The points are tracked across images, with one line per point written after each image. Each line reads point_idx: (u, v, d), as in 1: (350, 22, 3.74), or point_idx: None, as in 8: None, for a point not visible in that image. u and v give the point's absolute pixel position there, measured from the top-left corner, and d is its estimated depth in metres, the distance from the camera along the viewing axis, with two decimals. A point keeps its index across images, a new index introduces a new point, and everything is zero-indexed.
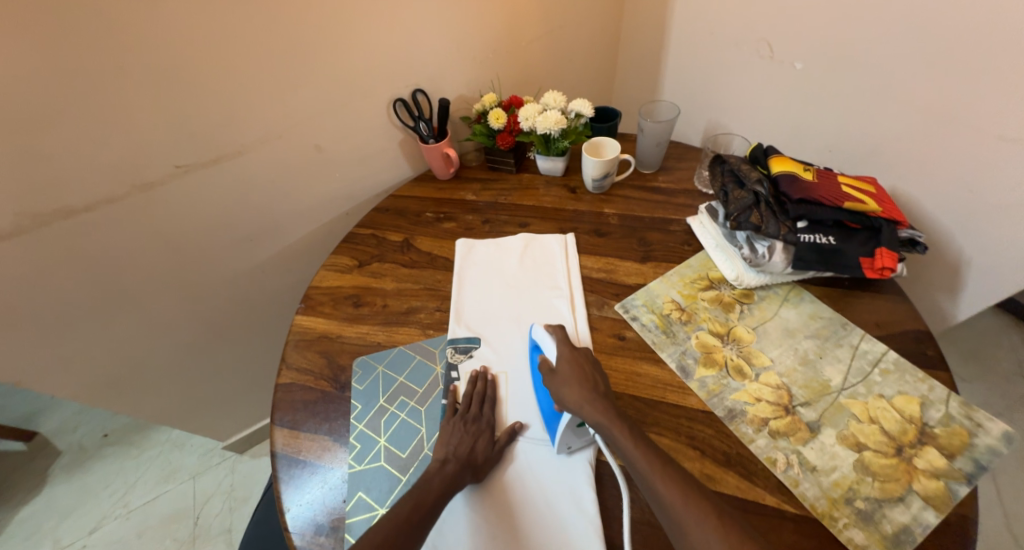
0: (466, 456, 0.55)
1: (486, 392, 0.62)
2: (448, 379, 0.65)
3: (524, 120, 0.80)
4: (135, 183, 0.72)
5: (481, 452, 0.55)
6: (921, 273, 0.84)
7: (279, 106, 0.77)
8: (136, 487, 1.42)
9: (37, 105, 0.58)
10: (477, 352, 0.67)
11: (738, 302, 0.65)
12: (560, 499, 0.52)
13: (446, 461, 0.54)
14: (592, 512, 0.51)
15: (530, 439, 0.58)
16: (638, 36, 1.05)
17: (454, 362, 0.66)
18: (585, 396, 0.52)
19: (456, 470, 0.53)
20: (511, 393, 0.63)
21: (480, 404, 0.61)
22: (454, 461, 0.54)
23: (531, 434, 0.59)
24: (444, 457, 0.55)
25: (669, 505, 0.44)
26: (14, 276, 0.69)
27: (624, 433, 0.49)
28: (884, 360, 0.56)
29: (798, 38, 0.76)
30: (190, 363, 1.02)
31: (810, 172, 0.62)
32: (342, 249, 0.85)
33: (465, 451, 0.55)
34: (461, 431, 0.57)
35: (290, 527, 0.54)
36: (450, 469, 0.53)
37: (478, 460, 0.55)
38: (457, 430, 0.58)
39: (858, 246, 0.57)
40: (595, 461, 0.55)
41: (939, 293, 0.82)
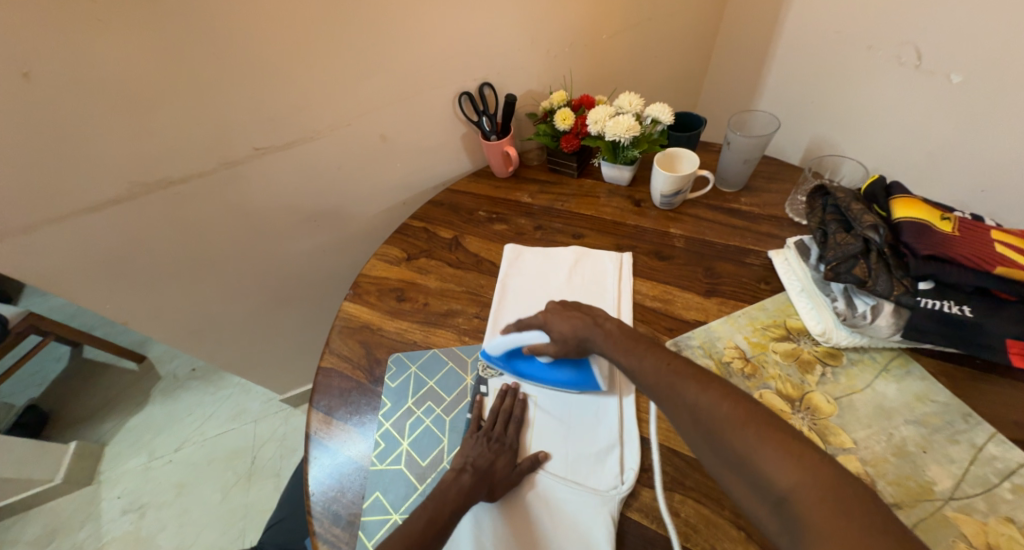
0: (484, 471, 0.51)
1: (513, 412, 0.58)
2: (476, 392, 0.61)
3: (593, 123, 0.73)
4: (221, 161, 0.76)
5: (498, 469, 0.52)
6: None
7: (350, 96, 0.77)
8: (211, 419, 1.58)
9: (142, 87, 0.63)
10: (509, 370, 0.63)
11: (821, 361, 0.54)
12: None
13: (463, 471, 0.51)
14: None
15: (550, 475, 0.52)
16: (738, 32, 0.92)
17: (483, 377, 0.63)
18: (580, 328, 0.57)
19: (472, 481, 0.50)
20: (538, 418, 0.58)
21: (506, 424, 0.57)
22: (469, 472, 0.51)
23: (552, 469, 0.53)
24: (459, 470, 0.52)
25: (655, 389, 0.45)
26: (117, 236, 0.76)
27: (615, 343, 0.53)
28: (1020, 475, 0.43)
29: (954, 42, 0.61)
30: (256, 325, 1.09)
31: (949, 222, 0.47)
32: (394, 239, 0.84)
33: (485, 462, 0.52)
34: (482, 447, 0.54)
35: (312, 511, 0.54)
36: (466, 479, 0.50)
37: (494, 479, 0.51)
38: (479, 445, 0.54)
39: (1005, 325, 0.43)
40: (619, 515, 0.49)
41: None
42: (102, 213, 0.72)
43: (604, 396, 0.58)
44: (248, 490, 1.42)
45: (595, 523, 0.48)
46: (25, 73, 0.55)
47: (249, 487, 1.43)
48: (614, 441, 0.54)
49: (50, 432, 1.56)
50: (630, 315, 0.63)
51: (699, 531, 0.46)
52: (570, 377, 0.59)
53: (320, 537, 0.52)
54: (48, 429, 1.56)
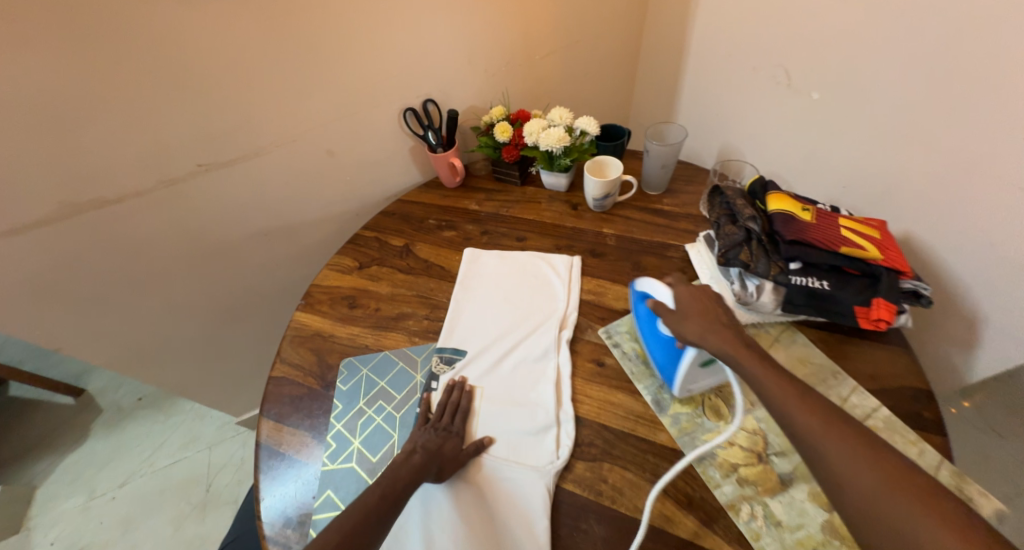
0: (435, 452, 0.54)
1: (460, 402, 0.61)
2: (426, 388, 0.64)
3: (528, 135, 0.80)
4: (161, 179, 0.76)
5: (448, 450, 0.55)
6: (926, 320, 0.72)
7: (292, 114, 0.79)
8: (161, 449, 1.44)
9: (77, 108, 0.63)
10: (460, 364, 0.66)
11: None
12: (516, 521, 0.50)
13: (412, 452, 0.54)
14: (542, 541, 0.49)
15: (493, 457, 0.56)
16: (655, 52, 1.03)
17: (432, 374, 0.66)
18: (706, 327, 0.51)
19: (421, 461, 0.53)
20: (483, 406, 0.61)
21: (452, 414, 0.60)
22: (421, 453, 0.54)
23: (495, 452, 0.56)
24: (413, 452, 0.54)
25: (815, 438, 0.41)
26: (51, 257, 0.74)
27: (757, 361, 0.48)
28: (874, 417, 0.52)
29: (812, 67, 0.72)
30: (208, 345, 1.06)
31: (809, 212, 0.58)
32: (346, 250, 0.87)
33: (436, 445, 0.55)
34: (432, 433, 0.57)
35: (264, 517, 0.55)
36: (416, 459, 0.53)
37: (444, 458, 0.54)
38: (429, 432, 0.57)
39: (853, 294, 0.53)
40: (554, 487, 0.53)
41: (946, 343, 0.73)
42: (33, 234, 0.70)
43: (542, 381, 0.62)
44: (202, 520, 1.29)
45: (533, 493, 0.52)
46: None
47: (204, 517, 1.30)
48: (552, 421, 0.58)
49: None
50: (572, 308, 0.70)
51: (624, 492, 0.51)
52: (659, 359, 0.57)
53: (271, 540, 0.54)
54: None
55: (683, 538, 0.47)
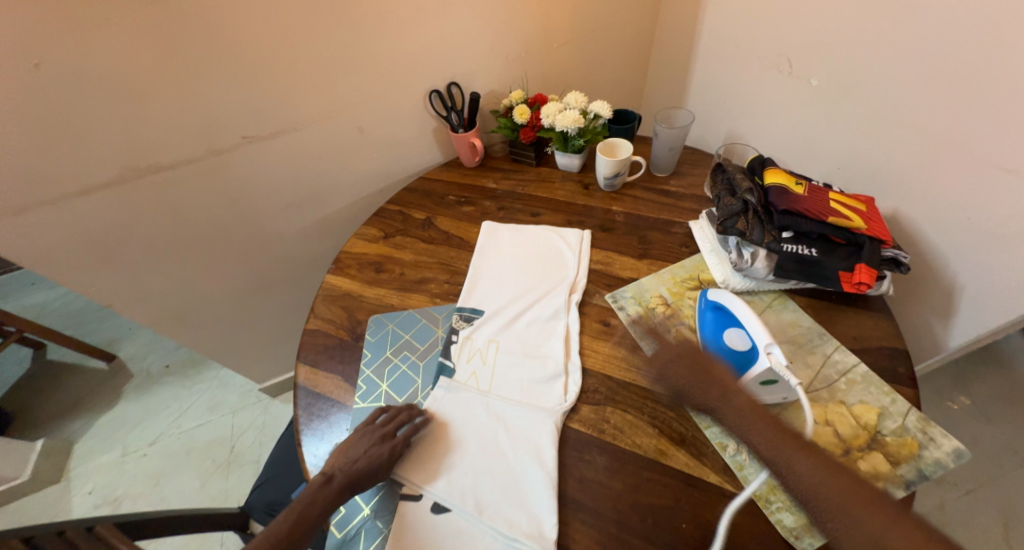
0: (354, 471, 0.53)
1: (399, 416, 0.59)
2: (448, 341, 0.70)
3: (545, 117, 0.86)
4: (209, 149, 0.83)
5: (366, 472, 0.53)
6: (913, 295, 0.78)
7: (329, 92, 0.86)
8: (188, 412, 1.52)
9: (142, 79, 0.70)
10: (478, 321, 0.72)
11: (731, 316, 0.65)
12: (523, 454, 0.56)
13: (331, 477, 0.53)
14: (551, 468, 0.55)
15: (505, 399, 0.62)
16: (668, 43, 1.08)
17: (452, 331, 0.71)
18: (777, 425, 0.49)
19: (339, 487, 0.52)
20: (497, 358, 0.67)
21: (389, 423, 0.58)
22: (338, 477, 0.53)
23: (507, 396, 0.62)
24: (334, 470, 0.54)
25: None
26: (110, 217, 0.81)
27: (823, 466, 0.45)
28: (853, 372, 0.58)
29: (812, 55, 0.76)
30: (240, 310, 1.13)
31: (801, 186, 0.63)
32: (372, 221, 0.93)
33: (357, 466, 0.54)
34: (363, 447, 0.55)
35: (303, 445, 0.62)
36: (334, 485, 0.52)
37: (360, 477, 0.53)
38: (362, 444, 0.55)
39: (839, 260, 0.59)
40: (561, 424, 0.59)
41: (930, 318, 0.78)
42: (96, 195, 0.78)
43: (553, 337, 0.68)
44: (227, 477, 1.38)
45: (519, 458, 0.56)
46: (35, 63, 0.62)
47: (229, 474, 1.39)
48: (560, 371, 0.64)
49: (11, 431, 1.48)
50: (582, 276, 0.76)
51: (624, 431, 0.57)
52: (720, 371, 0.58)
53: (310, 463, 0.60)
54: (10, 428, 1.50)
55: (677, 470, 0.53)
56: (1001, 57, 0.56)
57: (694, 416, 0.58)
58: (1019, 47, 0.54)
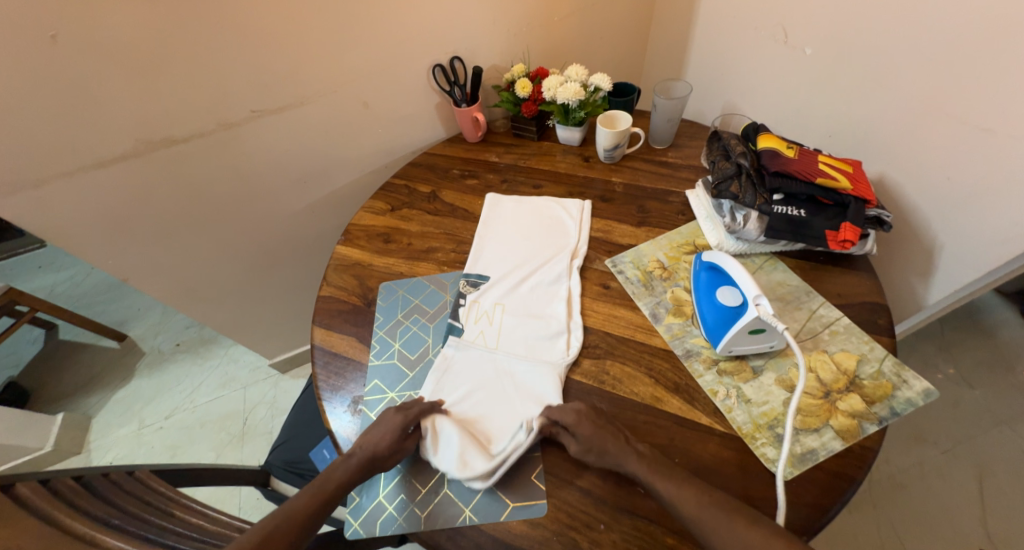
0: (376, 446, 0.54)
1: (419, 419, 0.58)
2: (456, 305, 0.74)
3: (547, 90, 0.88)
4: (219, 123, 0.85)
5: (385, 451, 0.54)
6: (899, 259, 0.82)
7: (334, 66, 0.88)
8: (200, 388, 1.57)
9: (155, 52, 0.72)
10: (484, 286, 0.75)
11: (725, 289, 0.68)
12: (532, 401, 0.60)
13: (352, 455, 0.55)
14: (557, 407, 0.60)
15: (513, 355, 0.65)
16: (667, 16, 1.09)
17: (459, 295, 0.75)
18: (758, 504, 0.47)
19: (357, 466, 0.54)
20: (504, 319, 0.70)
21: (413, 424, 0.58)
22: (358, 454, 0.54)
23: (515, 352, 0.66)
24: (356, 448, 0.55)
25: None
26: (126, 190, 0.84)
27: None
28: (836, 324, 0.62)
29: (807, 24, 0.78)
30: (250, 285, 1.17)
31: (792, 150, 0.66)
32: (379, 195, 0.96)
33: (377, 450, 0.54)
34: (383, 428, 0.56)
35: (323, 399, 0.66)
36: (353, 463, 0.54)
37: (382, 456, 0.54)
38: (383, 423, 0.56)
39: (826, 220, 0.62)
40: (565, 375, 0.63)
41: (915, 281, 0.82)
42: (111, 167, 0.80)
43: (556, 298, 0.72)
44: (241, 448, 1.43)
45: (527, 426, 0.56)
46: (53, 35, 0.65)
47: (242, 445, 1.44)
48: (563, 328, 0.67)
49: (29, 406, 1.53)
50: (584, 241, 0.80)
51: (622, 381, 0.61)
52: (710, 323, 0.62)
53: (331, 415, 0.64)
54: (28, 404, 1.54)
55: (672, 413, 0.57)
56: (983, 22, 0.59)
57: (687, 367, 0.62)
58: (1000, 12, 0.57)
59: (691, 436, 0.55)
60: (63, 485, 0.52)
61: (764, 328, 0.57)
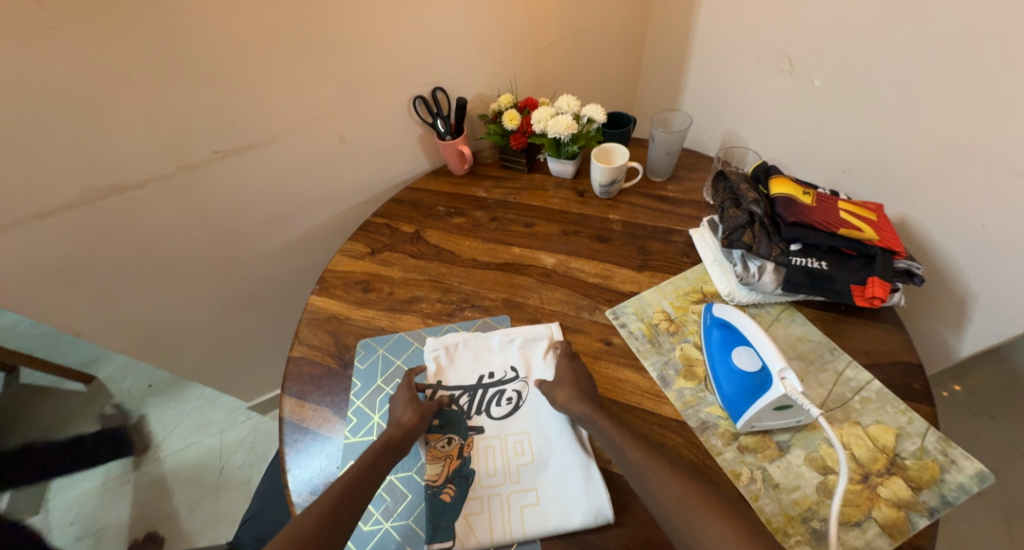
0: (403, 423, 0.55)
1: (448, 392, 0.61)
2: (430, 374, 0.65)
3: (536, 123, 0.82)
4: (178, 165, 0.78)
5: (415, 421, 0.56)
6: (923, 300, 0.76)
7: (307, 101, 0.81)
8: (172, 434, 1.46)
9: (101, 93, 0.65)
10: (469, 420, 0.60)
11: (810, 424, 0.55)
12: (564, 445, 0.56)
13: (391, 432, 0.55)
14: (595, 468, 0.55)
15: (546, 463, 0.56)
16: (662, 39, 1.04)
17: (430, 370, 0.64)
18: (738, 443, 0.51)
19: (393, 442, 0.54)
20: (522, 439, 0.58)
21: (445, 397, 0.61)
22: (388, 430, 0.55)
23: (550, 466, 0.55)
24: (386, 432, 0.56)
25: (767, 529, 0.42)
26: (74, 241, 0.76)
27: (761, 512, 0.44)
28: (867, 389, 0.56)
29: (817, 52, 0.73)
30: (221, 330, 1.08)
31: (809, 195, 0.60)
32: (358, 236, 0.88)
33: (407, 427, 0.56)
34: (402, 402, 0.58)
35: (290, 487, 0.57)
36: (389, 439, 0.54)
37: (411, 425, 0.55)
38: (401, 401, 0.59)
39: (850, 273, 0.56)
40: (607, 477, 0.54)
41: (940, 325, 0.76)
42: (54, 219, 0.72)
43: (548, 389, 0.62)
44: (217, 500, 1.34)
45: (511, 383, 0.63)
46: None
47: (219, 497, 1.35)
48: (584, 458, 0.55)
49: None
50: (556, 324, 0.68)
51: None
52: (728, 395, 0.56)
53: (299, 507, 0.56)
54: None
55: None
56: (1015, 56, 0.54)
57: (703, 442, 0.55)
58: None
59: None
60: None
61: (791, 405, 0.51)
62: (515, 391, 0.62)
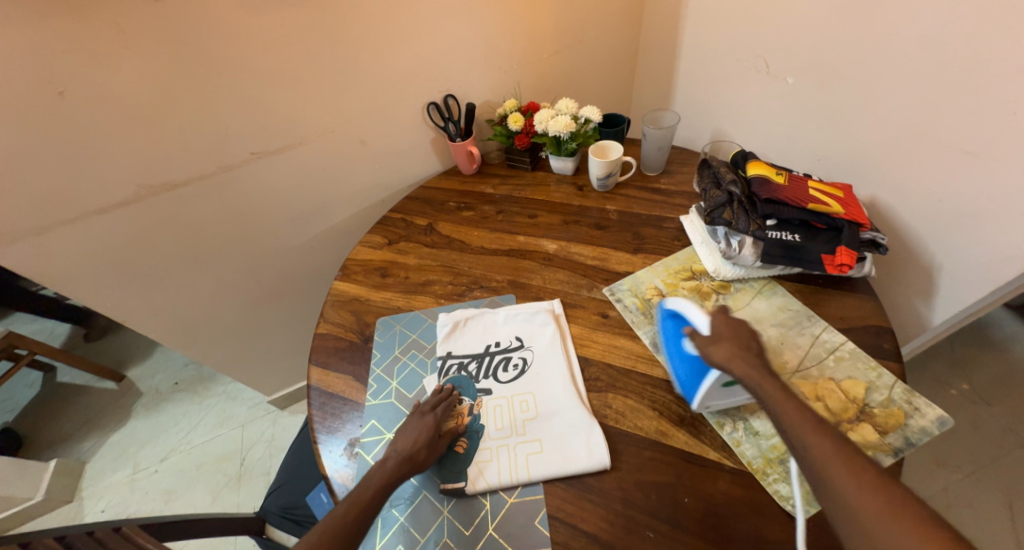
0: (408, 452, 0.56)
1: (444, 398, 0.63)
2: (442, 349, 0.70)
3: (538, 124, 0.91)
4: (219, 165, 0.87)
5: (423, 450, 0.56)
6: (902, 278, 0.82)
7: (333, 107, 0.90)
8: (197, 428, 1.54)
9: (158, 101, 0.74)
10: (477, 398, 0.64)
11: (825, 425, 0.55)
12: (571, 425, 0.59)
13: (389, 457, 0.55)
14: (600, 454, 0.56)
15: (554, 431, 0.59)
16: (654, 47, 1.12)
17: (443, 339, 0.71)
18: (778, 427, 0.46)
19: (397, 465, 0.54)
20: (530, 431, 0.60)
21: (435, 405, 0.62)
22: (395, 457, 0.55)
23: (554, 424, 0.60)
24: (388, 453, 0.56)
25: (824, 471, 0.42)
26: (127, 235, 0.85)
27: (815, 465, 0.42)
28: (840, 349, 0.61)
29: (790, 55, 0.80)
30: (249, 322, 1.16)
31: (782, 176, 0.67)
32: (376, 229, 0.96)
33: (410, 445, 0.56)
34: (412, 427, 0.58)
35: (319, 443, 0.64)
36: (391, 464, 0.54)
37: (420, 457, 0.56)
38: (408, 428, 0.58)
39: (821, 244, 0.63)
40: (609, 447, 0.57)
41: (918, 300, 0.82)
42: (113, 214, 0.81)
43: (554, 359, 0.67)
44: (239, 490, 1.40)
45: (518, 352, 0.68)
46: (60, 91, 0.67)
47: (240, 487, 1.40)
48: (588, 419, 0.59)
49: (22, 454, 1.49)
50: (557, 300, 0.75)
51: (626, 415, 0.60)
52: (682, 376, 0.59)
53: (326, 460, 0.62)
54: (22, 451, 1.50)
55: (678, 448, 0.56)
56: (963, 47, 0.60)
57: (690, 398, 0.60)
58: (977, 39, 0.59)
59: (699, 474, 0.54)
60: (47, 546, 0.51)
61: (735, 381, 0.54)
62: (521, 357, 0.67)
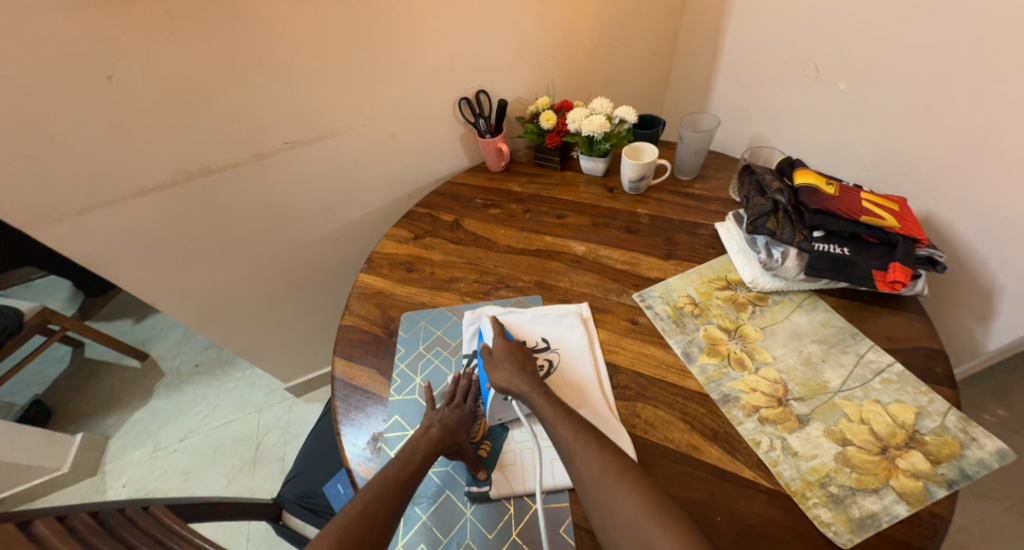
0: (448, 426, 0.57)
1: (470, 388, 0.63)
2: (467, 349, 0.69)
3: (571, 122, 0.88)
4: (253, 153, 0.87)
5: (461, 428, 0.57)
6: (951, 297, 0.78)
7: (368, 100, 0.89)
8: (215, 411, 1.56)
9: (199, 88, 0.75)
10: None
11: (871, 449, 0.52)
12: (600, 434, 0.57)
13: (431, 426, 0.56)
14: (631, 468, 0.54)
15: None
16: (693, 48, 1.09)
17: (468, 338, 0.70)
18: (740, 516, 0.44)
19: (438, 434, 0.55)
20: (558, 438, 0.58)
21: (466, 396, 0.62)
22: (437, 426, 0.56)
23: None
24: (431, 423, 0.57)
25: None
26: (161, 218, 0.85)
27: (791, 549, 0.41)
28: (888, 371, 0.58)
29: (843, 59, 0.77)
30: (271, 309, 1.16)
31: (832, 186, 0.64)
32: (403, 223, 0.95)
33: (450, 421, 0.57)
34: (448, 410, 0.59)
35: (342, 434, 0.63)
36: (434, 432, 0.55)
37: (458, 433, 0.56)
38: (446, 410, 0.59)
39: (872, 259, 0.59)
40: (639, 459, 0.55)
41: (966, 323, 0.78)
42: (149, 197, 0.82)
43: (582, 364, 0.64)
44: (253, 475, 1.41)
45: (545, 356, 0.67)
46: (108, 75, 0.67)
47: (254, 472, 1.42)
48: (617, 428, 0.57)
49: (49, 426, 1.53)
50: (585, 303, 0.73)
51: (656, 426, 0.58)
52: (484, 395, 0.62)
53: (348, 452, 0.61)
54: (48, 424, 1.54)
55: (711, 463, 0.53)
56: None
57: (724, 414, 0.58)
58: None
59: (733, 492, 0.51)
60: (78, 521, 0.51)
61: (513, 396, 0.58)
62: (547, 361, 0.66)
